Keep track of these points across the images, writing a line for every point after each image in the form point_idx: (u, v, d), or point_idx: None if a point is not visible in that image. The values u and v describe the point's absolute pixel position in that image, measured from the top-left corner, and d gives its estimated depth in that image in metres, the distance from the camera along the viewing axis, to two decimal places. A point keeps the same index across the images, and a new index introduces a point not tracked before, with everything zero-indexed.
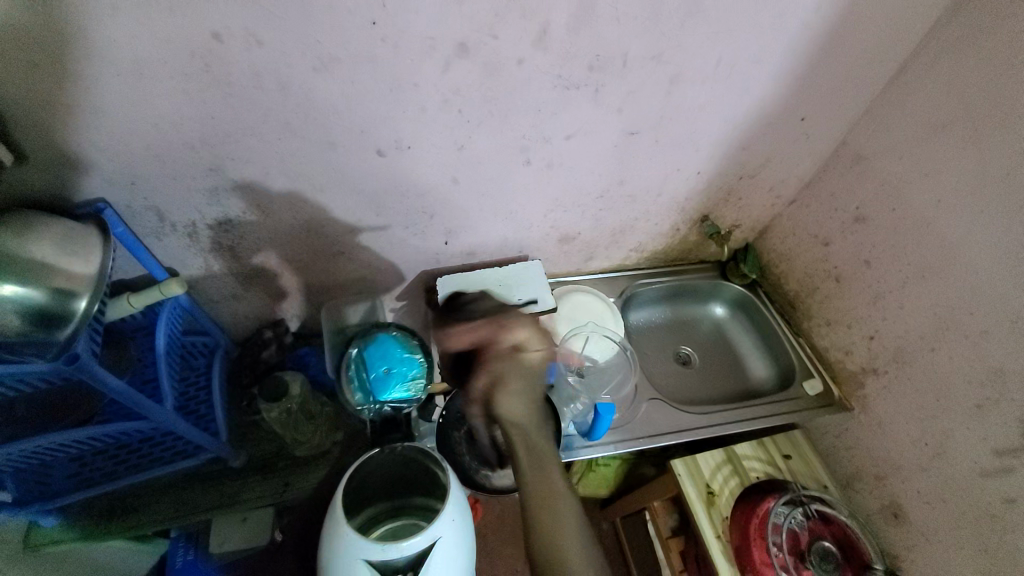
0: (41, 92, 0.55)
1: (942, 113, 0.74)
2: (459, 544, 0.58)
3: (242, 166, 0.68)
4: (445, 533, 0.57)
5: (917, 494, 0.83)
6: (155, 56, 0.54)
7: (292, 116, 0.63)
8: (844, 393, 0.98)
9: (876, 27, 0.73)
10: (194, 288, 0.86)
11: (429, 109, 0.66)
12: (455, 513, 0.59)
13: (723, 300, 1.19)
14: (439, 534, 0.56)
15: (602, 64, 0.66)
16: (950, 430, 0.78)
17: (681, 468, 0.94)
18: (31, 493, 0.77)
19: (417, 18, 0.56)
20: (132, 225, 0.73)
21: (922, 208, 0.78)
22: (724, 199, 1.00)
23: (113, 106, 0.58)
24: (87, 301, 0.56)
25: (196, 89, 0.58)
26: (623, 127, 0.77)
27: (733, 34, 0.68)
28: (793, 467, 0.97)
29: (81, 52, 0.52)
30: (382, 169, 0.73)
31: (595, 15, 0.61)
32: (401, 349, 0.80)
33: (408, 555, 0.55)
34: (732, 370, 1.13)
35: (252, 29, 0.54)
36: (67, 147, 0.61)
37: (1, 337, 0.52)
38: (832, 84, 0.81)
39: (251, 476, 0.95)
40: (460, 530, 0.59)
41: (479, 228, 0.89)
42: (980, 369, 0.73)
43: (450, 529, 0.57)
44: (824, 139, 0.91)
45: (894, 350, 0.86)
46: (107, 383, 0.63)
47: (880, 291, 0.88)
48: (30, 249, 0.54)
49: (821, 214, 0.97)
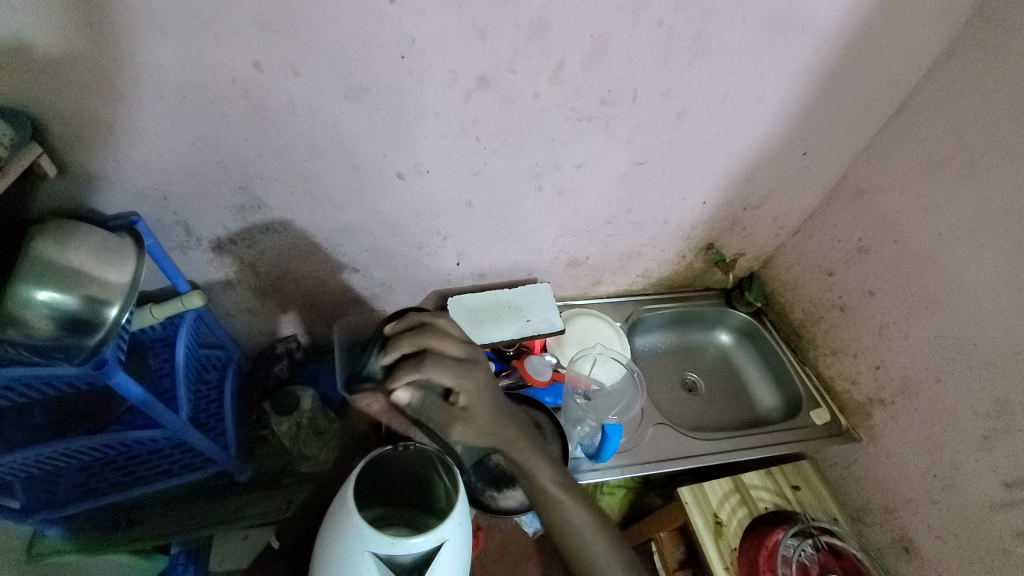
0: (91, 112, 0.59)
1: (939, 150, 0.77)
2: (458, 550, 0.54)
3: (270, 185, 0.72)
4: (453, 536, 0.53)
5: (928, 528, 0.82)
6: (199, 82, 0.58)
7: (320, 140, 0.67)
8: (851, 423, 0.98)
9: (872, 69, 0.77)
10: (212, 301, 0.88)
11: (449, 136, 0.70)
12: (460, 515, 0.55)
13: (729, 327, 1.20)
14: (447, 536, 0.52)
15: (614, 98, 0.71)
16: (958, 461, 0.78)
17: (688, 496, 0.94)
18: (38, 501, 0.78)
19: (442, 53, 0.60)
20: (160, 238, 0.76)
21: (922, 240, 0.81)
22: (729, 229, 1.03)
23: (155, 126, 0.62)
24: (117, 310, 0.59)
25: (234, 113, 0.62)
26: (632, 157, 0.80)
27: (736, 73, 0.73)
28: (802, 498, 0.95)
29: (132, 76, 0.57)
30: (402, 191, 0.76)
31: (607, 53, 0.65)
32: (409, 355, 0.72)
33: (412, 555, 0.51)
34: (738, 397, 1.13)
35: (291, 60, 0.58)
36: (109, 163, 0.65)
37: (35, 341, 0.55)
38: (831, 121, 0.84)
39: (255, 491, 0.95)
40: (462, 533, 0.55)
41: (491, 250, 0.92)
42: (986, 399, 0.73)
43: (455, 532, 0.53)
44: (826, 172, 0.94)
45: (900, 380, 0.87)
46: (129, 390, 0.65)
47: (884, 321, 0.89)
48: (68, 256, 0.57)
49: (824, 245, 1.00)
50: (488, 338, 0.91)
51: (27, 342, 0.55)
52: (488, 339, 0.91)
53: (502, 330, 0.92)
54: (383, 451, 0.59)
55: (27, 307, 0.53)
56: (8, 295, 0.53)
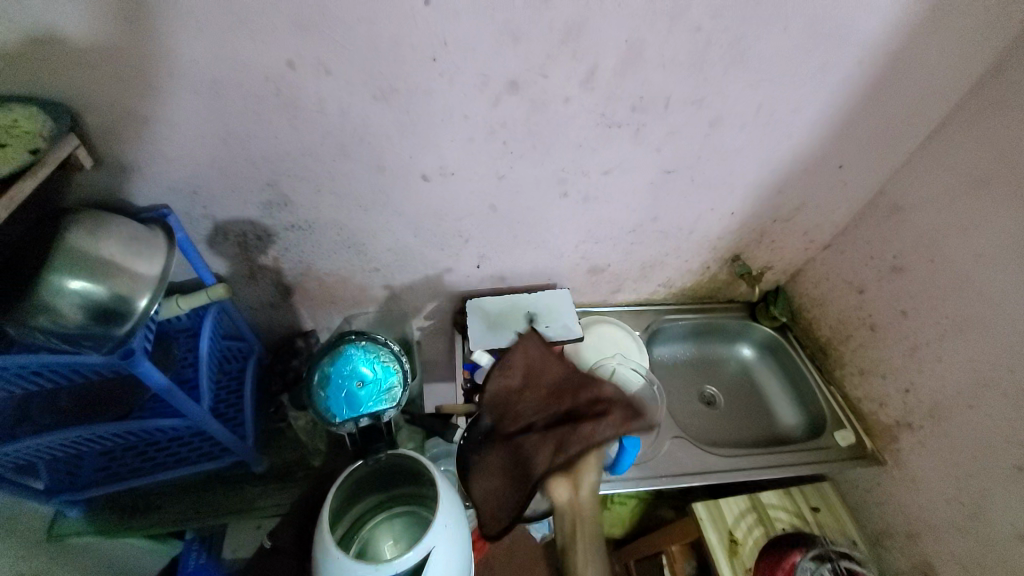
0: (128, 107, 0.60)
1: (983, 168, 0.74)
2: (456, 544, 0.59)
3: (296, 182, 0.72)
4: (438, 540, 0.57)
5: (954, 561, 0.79)
6: (231, 79, 0.59)
7: (348, 139, 0.67)
8: (877, 447, 0.94)
9: (917, 82, 0.75)
10: (236, 294, 0.90)
11: (476, 139, 0.70)
12: (447, 518, 0.59)
13: (751, 341, 1.17)
14: (434, 543, 0.56)
15: (645, 104, 0.69)
16: (989, 493, 0.74)
17: (702, 512, 0.91)
18: (60, 483, 0.80)
19: (473, 55, 0.60)
20: (189, 231, 0.77)
21: (961, 260, 0.77)
22: (757, 241, 1.00)
23: (188, 122, 0.63)
24: (146, 301, 0.59)
25: (264, 111, 0.63)
26: (660, 166, 0.79)
27: (773, 83, 0.71)
28: (822, 521, 0.92)
29: (168, 72, 0.57)
30: (426, 193, 0.76)
31: (641, 60, 0.64)
32: (369, 358, 0.72)
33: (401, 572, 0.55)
34: (758, 413, 1.10)
35: (322, 59, 0.58)
36: (142, 157, 0.66)
37: (65, 329, 0.56)
38: (870, 134, 0.82)
39: (269, 483, 0.96)
40: (452, 536, 0.59)
41: (512, 254, 0.91)
42: (1023, 431, 0.70)
43: (444, 537, 0.58)
44: (862, 187, 0.91)
45: (931, 405, 0.83)
46: (152, 379, 0.66)
47: (917, 342, 0.86)
48: (101, 247, 0.58)
49: (855, 262, 0.97)
50: (507, 343, 0.90)
51: (58, 330, 0.56)
52: (505, 344, 0.89)
53: (520, 335, 0.91)
54: (356, 467, 0.65)
55: (58, 295, 0.55)
56: (43, 284, 0.54)
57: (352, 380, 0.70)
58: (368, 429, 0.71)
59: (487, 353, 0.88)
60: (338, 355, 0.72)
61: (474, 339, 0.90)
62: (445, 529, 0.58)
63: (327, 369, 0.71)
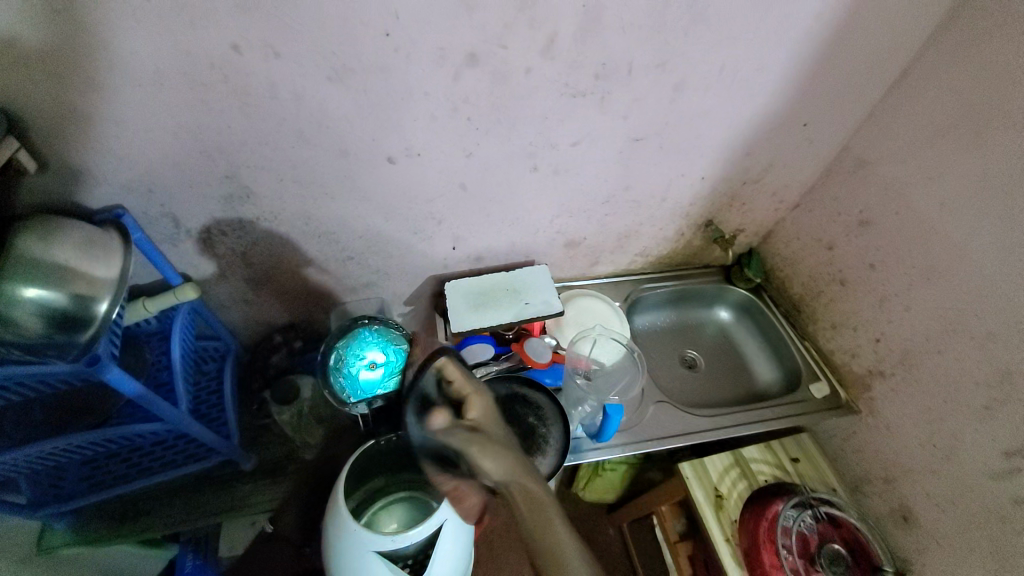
0: (68, 104, 0.57)
1: (944, 118, 0.75)
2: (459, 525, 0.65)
3: (258, 173, 0.70)
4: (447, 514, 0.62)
5: (927, 497, 0.83)
6: (177, 67, 0.56)
7: (307, 124, 0.65)
8: (851, 396, 0.98)
9: (876, 35, 0.75)
10: (207, 293, 0.87)
11: (439, 117, 0.68)
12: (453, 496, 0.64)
13: (728, 303, 1.19)
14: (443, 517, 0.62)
15: (609, 72, 0.68)
16: (958, 432, 0.78)
17: (688, 471, 0.95)
18: (44, 496, 0.78)
19: (429, 29, 0.58)
20: (150, 231, 0.74)
21: (925, 210, 0.79)
22: (728, 204, 1.01)
23: (136, 116, 0.60)
24: (107, 305, 0.58)
25: (215, 99, 0.60)
26: (628, 134, 0.78)
27: (735, 43, 0.70)
28: (802, 470, 0.97)
29: (105, 63, 0.54)
30: (393, 175, 0.75)
31: (601, 25, 0.62)
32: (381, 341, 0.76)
33: (414, 543, 0.61)
34: (738, 373, 1.13)
35: (270, 41, 0.55)
36: (89, 156, 0.63)
37: (29, 341, 0.54)
38: (834, 89, 0.82)
39: (262, 480, 0.96)
40: (457, 514, 0.64)
41: (487, 234, 0.90)
42: (988, 370, 0.73)
43: (452, 512, 0.63)
44: (827, 143, 0.92)
45: (901, 352, 0.87)
46: (126, 386, 0.64)
47: (885, 293, 0.88)
48: (53, 252, 0.55)
49: (824, 219, 0.99)
50: (488, 322, 0.91)
51: (22, 342, 0.54)
52: (485, 323, 0.90)
53: (500, 313, 0.91)
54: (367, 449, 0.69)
55: (13, 304, 0.52)
56: None
57: (364, 364, 0.75)
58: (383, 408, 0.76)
59: (469, 333, 0.89)
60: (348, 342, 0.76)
61: (454, 321, 0.90)
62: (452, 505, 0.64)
63: (339, 356, 0.76)
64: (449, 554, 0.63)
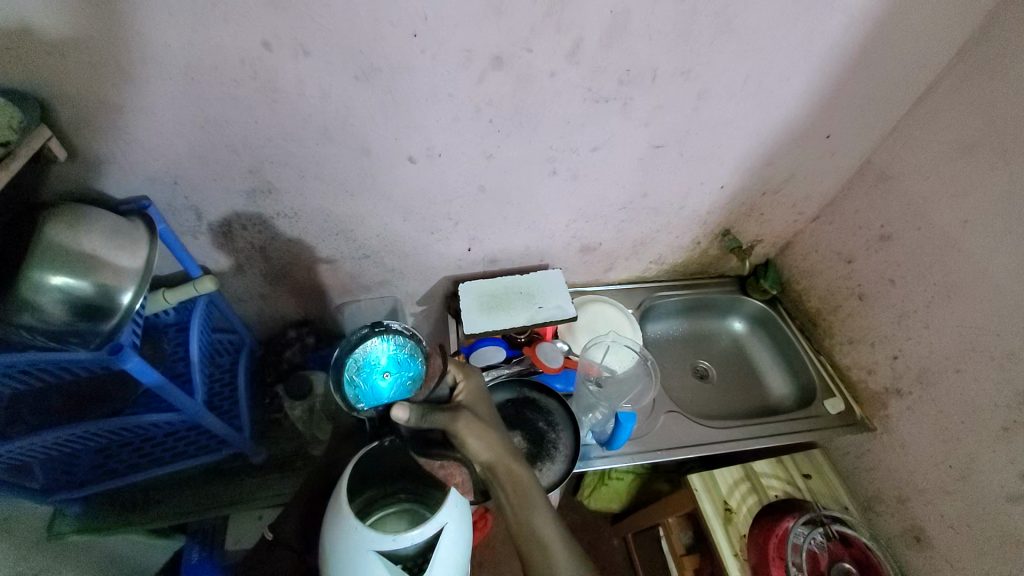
0: (99, 95, 0.58)
1: (970, 133, 0.74)
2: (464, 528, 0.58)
3: (280, 168, 0.70)
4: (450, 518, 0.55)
5: (941, 519, 0.81)
6: (207, 63, 0.57)
7: (330, 122, 0.66)
8: (866, 413, 0.96)
9: (904, 49, 0.74)
10: (224, 285, 0.88)
11: (461, 118, 0.68)
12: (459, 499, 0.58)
13: (742, 315, 1.18)
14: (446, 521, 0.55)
15: (632, 78, 0.68)
16: (975, 453, 0.76)
17: (697, 484, 0.94)
18: (57, 481, 0.79)
19: (456, 30, 0.58)
20: (172, 223, 0.76)
21: (948, 227, 0.78)
22: (746, 214, 1.00)
23: (164, 110, 0.61)
24: (131, 295, 0.58)
25: (242, 95, 0.61)
26: (649, 141, 0.78)
27: (761, 52, 0.70)
28: (813, 486, 0.95)
29: (138, 56, 0.55)
30: (413, 175, 0.75)
31: (627, 32, 0.62)
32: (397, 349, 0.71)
33: (416, 544, 0.54)
34: (750, 385, 1.12)
35: (299, 38, 0.56)
36: (118, 147, 0.64)
37: (50, 326, 0.55)
38: (858, 102, 0.81)
39: (270, 473, 0.97)
40: (462, 516, 0.58)
41: (503, 236, 0.91)
42: (1008, 391, 0.72)
43: (455, 515, 0.56)
44: (850, 156, 0.91)
45: (919, 370, 0.85)
46: (144, 375, 0.65)
47: (904, 310, 0.87)
48: (81, 240, 0.56)
49: (843, 232, 0.97)
50: (501, 325, 0.90)
51: (43, 327, 0.55)
52: (498, 326, 0.89)
53: (513, 316, 0.91)
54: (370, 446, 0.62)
55: (39, 291, 0.53)
56: (23, 280, 0.53)
57: (376, 371, 0.69)
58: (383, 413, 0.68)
59: (481, 335, 0.89)
60: (365, 346, 0.70)
61: (467, 322, 0.90)
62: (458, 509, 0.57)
63: (353, 361, 0.68)
64: (452, 559, 0.55)
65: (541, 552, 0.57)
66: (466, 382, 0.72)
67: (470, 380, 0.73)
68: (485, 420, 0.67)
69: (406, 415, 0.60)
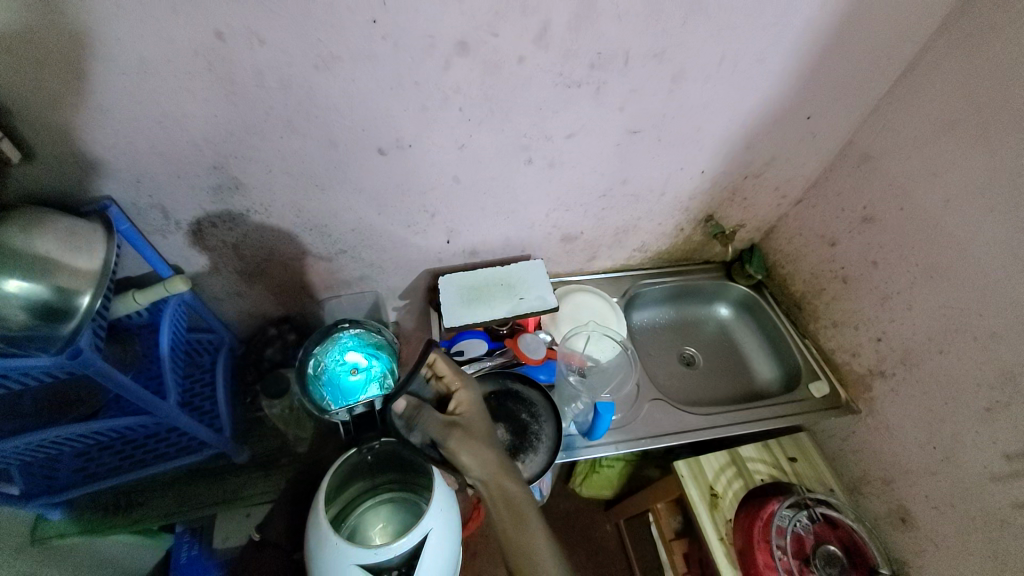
0: (51, 93, 0.56)
1: (951, 112, 0.73)
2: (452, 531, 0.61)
3: (246, 164, 0.69)
4: (435, 524, 0.58)
5: (925, 499, 0.81)
6: (159, 55, 0.55)
7: (294, 115, 0.64)
8: (851, 395, 0.96)
9: (881, 25, 0.72)
10: (199, 285, 0.87)
11: (430, 108, 0.67)
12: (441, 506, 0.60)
13: (728, 300, 1.18)
14: (429, 528, 0.57)
15: (604, 61, 0.66)
16: (960, 434, 0.76)
17: (684, 470, 0.94)
18: (37, 487, 0.77)
19: (416, 16, 0.56)
20: (139, 222, 0.74)
21: (930, 207, 0.77)
22: (728, 198, 0.99)
23: (120, 107, 0.59)
24: (90, 297, 0.57)
25: (200, 90, 0.59)
26: (624, 125, 0.76)
27: (735, 32, 0.68)
28: (799, 470, 0.95)
29: (87, 52, 0.53)
30: (385, 167, 0.73)
31: (595, 12, 0.60)
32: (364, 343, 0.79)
33: (401, 554, 0.55)
34: (737, 372, 1.12)
35: (253, 28, 0.54)
36: (74, 147, 0.62)
37: (9, 332, 0.53)
38: (838, 81, 0.80)
39: (254, 472, 0.96)
40: (447, 520, 0.60)
41: (482, 227, 0.89)
42: (989, 370, 0.71)
43: (440, 521, 0.59)
44: (832, 137, 0.90)
45: (902, 352, 0.85)
46: (110, 377, 0.64)
47: (888, 292, 0.86)
48: (36, 244, 0.55)
49: (827, 214, 0.96)
50: (482, 316, 0.89)
51: (2, 334, 0.53)
52: (479, 319, 0.88)
53: (493, 308, 0.90)
54: (349, 454, 0.65)
55: None
56: None
57: (346, 370, 0.75)
58: (365, 417, 0.70)
59: (462, 328, 0.88)
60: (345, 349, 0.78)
61: (446, 316, 0.89)
62: (443, 514, 0.60)
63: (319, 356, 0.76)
64: (437, 561, 0.57)
65: (516, 536, 0.59)
66: (464, 391, 0.69)
67: (468, 390, 0.70)
68: (482, 435, 0.65)
69: (405, 404, 0.67)
